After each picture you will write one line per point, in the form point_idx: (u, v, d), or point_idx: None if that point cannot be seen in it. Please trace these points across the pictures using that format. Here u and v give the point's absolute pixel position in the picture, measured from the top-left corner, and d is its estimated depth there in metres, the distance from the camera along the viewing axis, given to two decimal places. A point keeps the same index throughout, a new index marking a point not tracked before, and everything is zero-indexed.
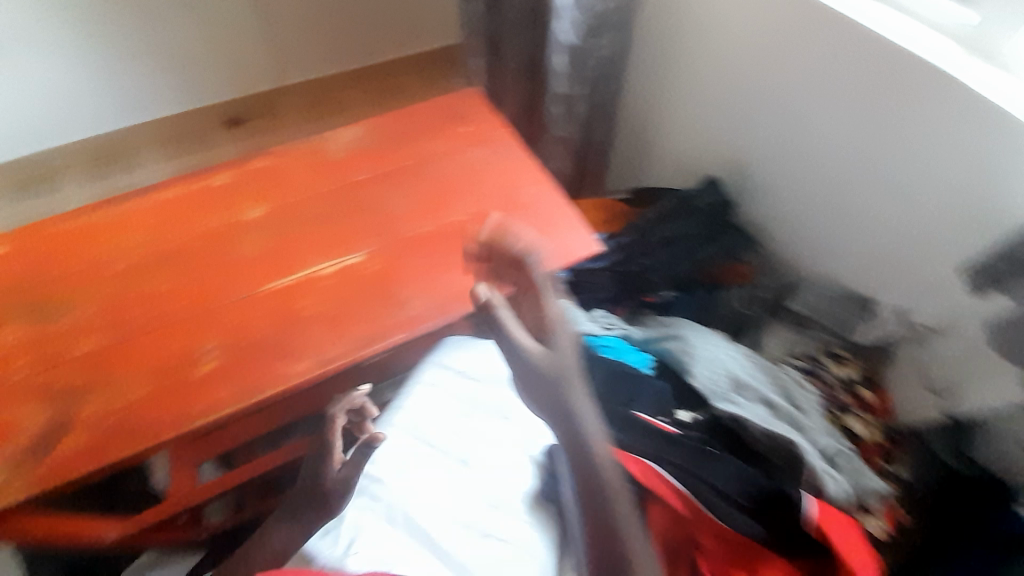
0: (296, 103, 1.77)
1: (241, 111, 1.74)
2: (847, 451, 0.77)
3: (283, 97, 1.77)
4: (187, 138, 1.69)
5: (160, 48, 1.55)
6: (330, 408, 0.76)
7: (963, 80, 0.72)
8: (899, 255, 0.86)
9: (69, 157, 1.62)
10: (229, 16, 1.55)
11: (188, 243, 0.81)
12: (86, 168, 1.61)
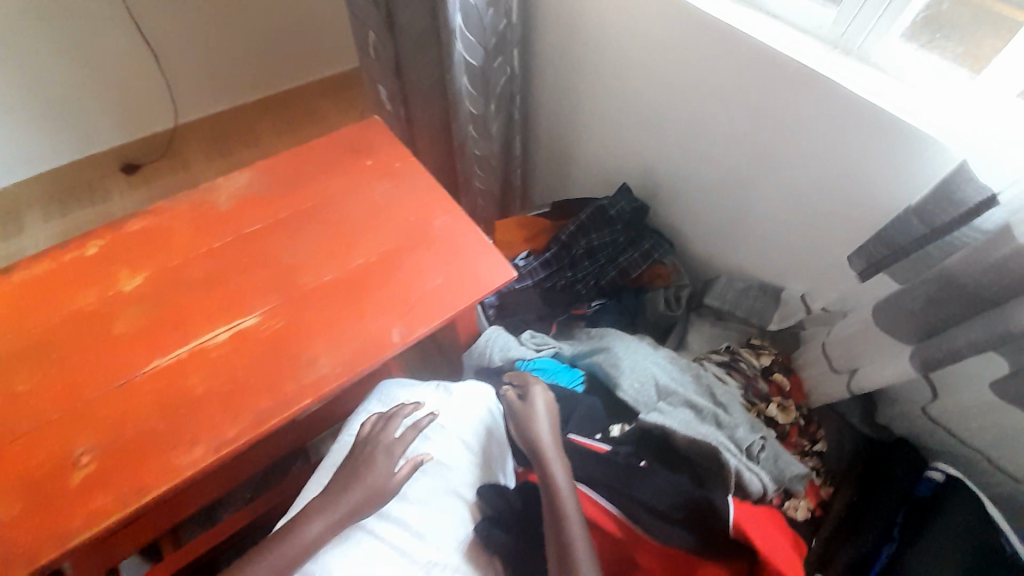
0: (202, 139, 2.04)
1: (140, 154, 1.97)
2: (765, 443, 0.77)
3: (190, 138, 2.02)
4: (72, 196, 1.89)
5: (51, 98, 1.71)
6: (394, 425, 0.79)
7: (827, 75, 0.73)
8: (798, 244, 0.90)
9: (28, 196, 1.85)
10: (118, 62, 1.76)
11: (54, 331, 0.76)
12: (47, 207, 1.85)
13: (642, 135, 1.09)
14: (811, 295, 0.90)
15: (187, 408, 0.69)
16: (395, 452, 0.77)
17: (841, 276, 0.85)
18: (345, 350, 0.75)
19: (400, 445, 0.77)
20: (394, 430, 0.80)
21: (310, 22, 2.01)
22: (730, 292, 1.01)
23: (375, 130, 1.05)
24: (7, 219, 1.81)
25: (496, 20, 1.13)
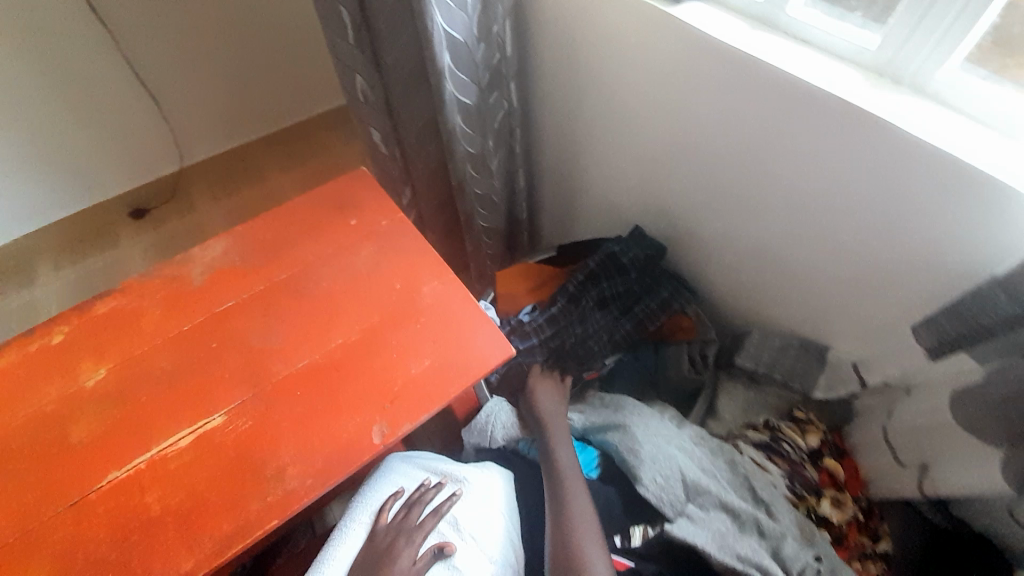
0: (207, 180, 2.01)
1: (145, 198, 1.96)
2: (821, 566, 0.63)
3: (195, 179, 2.01)
4: (82, 245, 1.88)
5: (57, 151, 1.72)
6: (419, 511, 0.79)
7: (878, 113, 0.61)
8: (846, 302, 0.76)
9: (41, 246, 1.86)
10: (116, 108, 1.73)
11: (16, 432, 0.71)
12: (59, 257, 1.85)
13: (656, 172, 0.98)
14: (864, 363, 0.76)
15: (146, 533, 0.62)
16: (417, 540, 0.75)
17: (902, 343, 0.71)
18: (317, 456, 0.66)
19: (423, 532, 0.76)
20: (416, 517, 0.78)
21: (308, 58, 1.97)
22: (766, 350, 0.87)
23: (361, 184, 0.97)
24: (20, 273, 1.83)
25: (489, 54, 1.04)
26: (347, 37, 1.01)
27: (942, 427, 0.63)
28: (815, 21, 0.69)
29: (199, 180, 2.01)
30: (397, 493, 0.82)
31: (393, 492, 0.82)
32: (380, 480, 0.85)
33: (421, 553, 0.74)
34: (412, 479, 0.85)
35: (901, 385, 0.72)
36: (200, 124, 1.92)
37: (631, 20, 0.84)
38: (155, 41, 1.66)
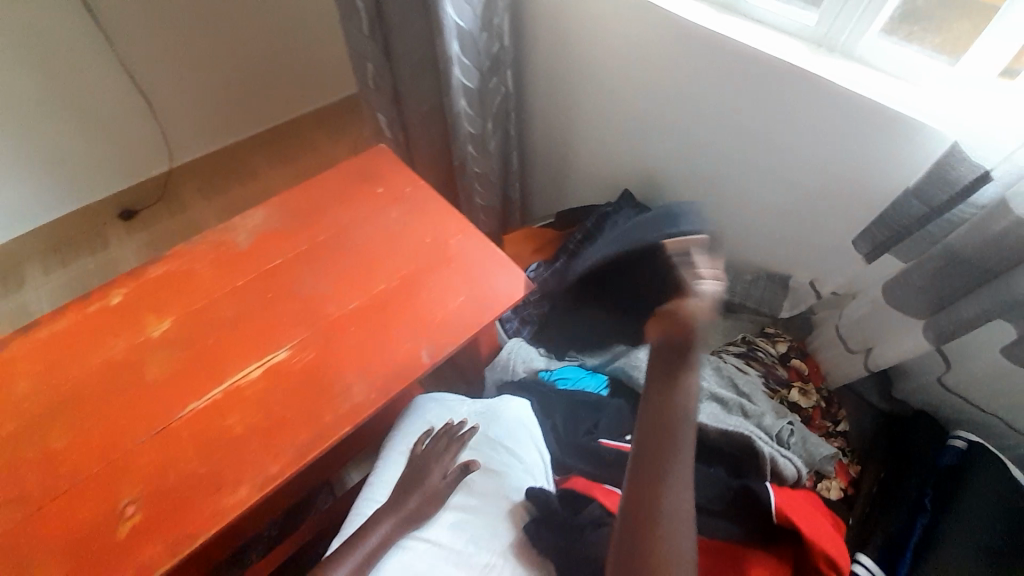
0: (195, 180, 2.01)
1: (136, 202, 1.94)
2: (793, 427, 0.80)
3: (184, 180, 1.99)
4: (72, 245, 1.84)
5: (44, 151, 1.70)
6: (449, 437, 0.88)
7: (816, 73, 0.78)
8: (799, 233, 0.94)
9: (28, 247, 1.81)
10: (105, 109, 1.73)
11: (92, 378, 0.78)
12: (46, 257, 1.81)
13: (638, 141, 1.13)
14: (819, 280, 0.94)
15: (231, 447, 0.71)
16: (446, 459, 0.86)
17: (846, 259, 0.88)
18: (377, 376, 0.77)
19: (450, 454, 0.86)
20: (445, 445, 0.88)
21: (299, 59, 2.03)
22: (739, 283, 1.02)
23: (382, 158, 1.08)
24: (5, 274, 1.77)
25: (489, 43, 1.17)
26: (362, 28, 1.13)
27: (878, 308, 0.80)
28: (766, 4, 0.86)
29: (189, 180, 1.99)
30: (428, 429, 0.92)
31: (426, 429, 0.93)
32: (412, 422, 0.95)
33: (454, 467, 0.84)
34: (441, 416, 0.95)
35: (848, 293, 0.90)
36: (188, 122, 1.92)
37: (614, 9, 0.99)
38: (150, 42, 1.69)
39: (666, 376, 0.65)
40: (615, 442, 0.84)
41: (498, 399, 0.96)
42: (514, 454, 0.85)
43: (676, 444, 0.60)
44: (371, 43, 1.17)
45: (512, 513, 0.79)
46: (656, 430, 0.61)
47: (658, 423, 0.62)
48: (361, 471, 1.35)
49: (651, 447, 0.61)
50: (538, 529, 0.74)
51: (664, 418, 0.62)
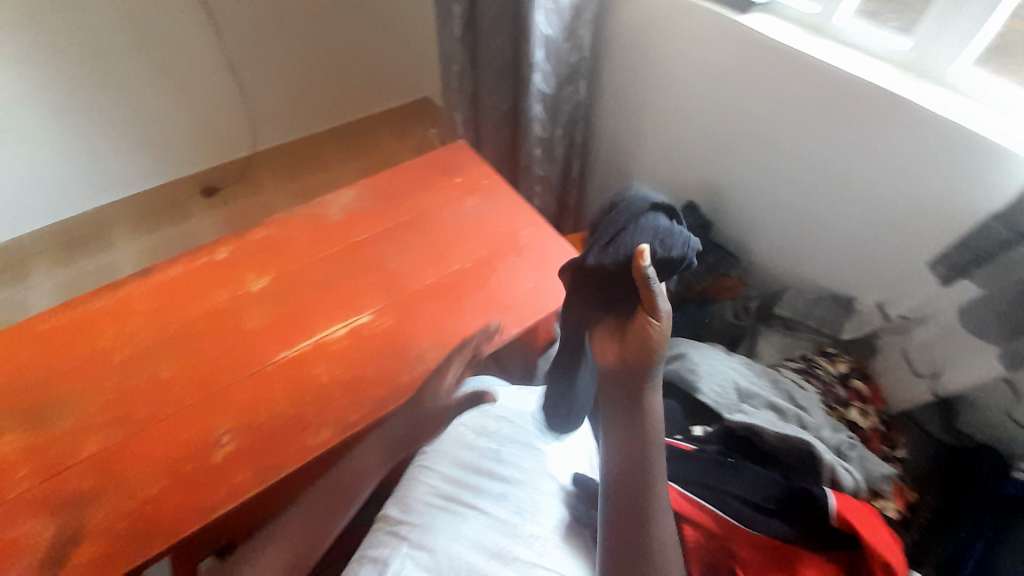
0: (274, 164, 2.02)
1: (216, 180, 1.95)
2: (852, 442, 0.81)
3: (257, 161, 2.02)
4: (158, 215, 1.86)
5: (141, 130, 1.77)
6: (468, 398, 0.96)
7: (903, 95, 0.81)
8: (867, 254, 0.95)
9: (120, 211, 1.84)
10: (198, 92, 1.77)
11: (197, 321, 0.87)
12: (135, 223, 1.82)
13: (707, 155, 1.16)
14: (888, 303, 0.94)
15: (317, 394, 0.79)
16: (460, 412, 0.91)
17: (916, 282, 0.89)
18: (450, 345, 0.84)
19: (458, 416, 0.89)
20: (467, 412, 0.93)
21: (385, 58, 2.07)
22: (801, 302, 1.04)
23: (461, 152, 1.16)
24: (92, 237, 1.78)
25: (571, 53, 1.23)
26: (456, 30, 1.26)
27: (951, 333, 0.83)
28: (857, 28, 0.89)
29: (267, 163, 2.02)
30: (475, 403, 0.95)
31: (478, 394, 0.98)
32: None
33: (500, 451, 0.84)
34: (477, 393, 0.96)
35: (918, 316, 0.89)
36: (269, 109, 1.95)
37: (701, 28, 1.04)
38: (251, 37, 1.75)
39: (632, 414, 0.65)
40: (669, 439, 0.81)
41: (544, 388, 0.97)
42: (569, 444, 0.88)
43: (648, 472, 0.62)
44: (461, 45, 1.29)
45: (559, 495, 0.80)
46: (625, 484, 0.62)
47: (631, 476, 0.62)
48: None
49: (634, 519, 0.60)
50: (589, 510, 0.79)
51: (633, 470, 0.62)
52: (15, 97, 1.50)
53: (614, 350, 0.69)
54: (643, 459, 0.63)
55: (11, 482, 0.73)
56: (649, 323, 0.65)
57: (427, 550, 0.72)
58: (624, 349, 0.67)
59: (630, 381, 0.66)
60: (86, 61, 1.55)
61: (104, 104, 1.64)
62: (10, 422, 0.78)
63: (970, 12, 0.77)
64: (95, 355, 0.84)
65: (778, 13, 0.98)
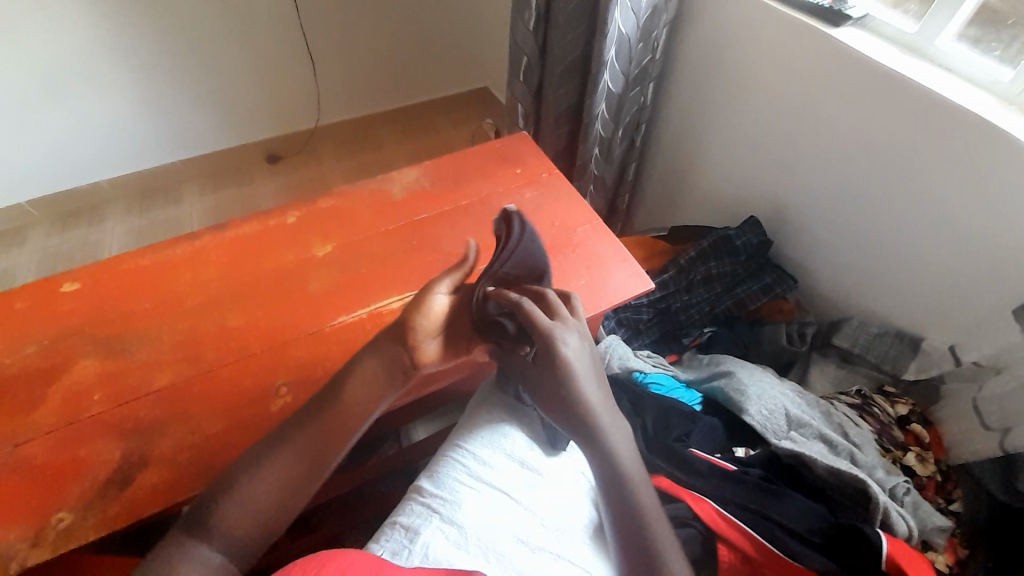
0: (331, 138, 2.09)
1: (280, 149, 2.03)
2: (908, 487, 0.77)
3: (317, 134, 2.08)
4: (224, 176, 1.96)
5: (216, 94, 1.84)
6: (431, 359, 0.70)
7: (1006, 129, 0.76)
8: (942, 294, 0.91)
9: (189, 169, 1.94)
10: (272, 63, 1.84)
11: (262, 278, 0.92)
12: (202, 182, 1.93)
13: (775, 171, 1.11)
14: (961, 347, 0.89)
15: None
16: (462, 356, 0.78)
17: (994, 331, 0.84)
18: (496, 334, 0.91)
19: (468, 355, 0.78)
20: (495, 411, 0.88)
21: (452, 45, 2.10)
22: (863, 335, 1.00)
23: (523, 144, 1.16)
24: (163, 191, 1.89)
25: (643, 54, 1.21)
26: (529, 23, 1.25)
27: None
28: (959, 53, 0.86)
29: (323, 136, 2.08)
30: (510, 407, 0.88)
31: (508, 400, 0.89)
32: (486, 391, 0.91)
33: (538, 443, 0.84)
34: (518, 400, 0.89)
35: (993, 365, 0.85)
36: (335, 85, 2.00)
37: (788, 40, 0.99)
38: (330, 15, 1.81)
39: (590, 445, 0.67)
40: (708, 456, 0.80)
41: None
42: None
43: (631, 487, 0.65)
44: (532, 38, 1.29)
45: (589, 497, 0.80)
46: (625, 520, 0.63)
47: (622, 511, 0.64)
48: (428, 430, 1.25)
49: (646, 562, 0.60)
50: None
51: (622, 501, 0.64)
52: (110, 54, 1.60)
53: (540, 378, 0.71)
54: (627, 489, 0.65)
55: (87, 405, 0.79)
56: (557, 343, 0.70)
57: (457, 527, 0.73)
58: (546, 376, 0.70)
59: (579, 413, 0.68)
60: (175, 26, 1.63)
61: (184, 66, 1.72)
62: (90, 350, 0.84)
63: None
64: (168, 299, 0.90)
65: (872, 28, 0.95)
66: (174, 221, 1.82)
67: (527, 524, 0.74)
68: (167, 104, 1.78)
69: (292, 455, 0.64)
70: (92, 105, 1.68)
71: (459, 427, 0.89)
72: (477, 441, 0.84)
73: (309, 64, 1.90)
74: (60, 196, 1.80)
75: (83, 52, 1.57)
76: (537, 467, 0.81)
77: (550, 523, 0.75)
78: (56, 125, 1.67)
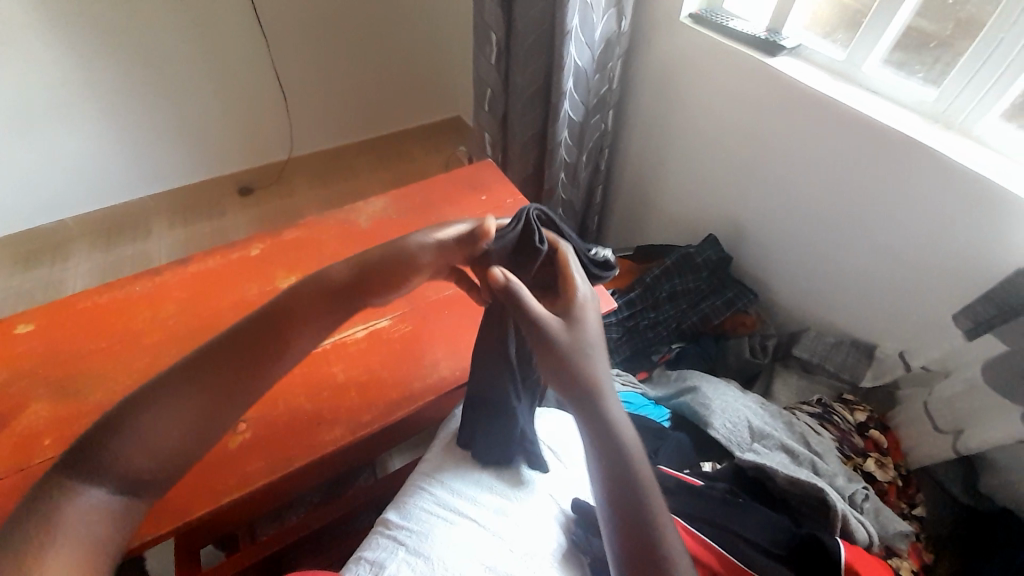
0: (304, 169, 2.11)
1: (252, 181, 2.04)
2: (868, 494, 0.79)
3: (290, 166, 2.10)
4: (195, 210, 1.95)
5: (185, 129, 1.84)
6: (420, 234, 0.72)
7: (932, 146, 0.82)
8: (889, 302, 0.95)
9: (159, 204, 1.92)
10: (243, 98, 1.86)
11: (226, 312, 0.92)
12: (173, 217, 1.91)
13: (729, 191, 1.17)
14: (909, 352, 0.93)
15: (335, 390, 0.85)
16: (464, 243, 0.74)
17: (939, 336, 0.89)
18: (461, 358, 0.91)
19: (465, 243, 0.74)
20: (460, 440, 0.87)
21: (423, 77, 2.16)
22: (820, 345, 1.03)
23: (488, 171, 1.19)
24: (132, 227, 1.87)
25: (600, 84, 1.27)
26: (491, 56, 1.30)
27: (975, 390, 0.81)
28: (884, 77, 0.93)
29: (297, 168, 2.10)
30: None
31: None
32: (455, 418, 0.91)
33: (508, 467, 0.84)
34: None
35: (941, 369, 0.88)
36: (307, 117, 2.03)
37: (731, 69, 1.06)
38: (301, 51, 1.85)
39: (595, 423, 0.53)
40: (675, 471, 0.81)
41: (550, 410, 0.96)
42: (570, 468, 0.86)
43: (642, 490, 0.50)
44: (495, 71, 1.34)
45: (558, 520, 0.79)
46: (635, 540, 0.48)
47: (633, 528, 0.49)
48: (404, 460, 1.22)
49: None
50: (588, 537, 0.77)
51: (632, 516, 0.49)
52: (77, 93, 1.60)
53: (542, 349, 0.57)
54: (637, 496, 0.50)
55: (36, 451, 0.75)
56: (578, 317, 0.60)
57: (424, 559, 0.72)
58: (557, 346, 0.56)
59: (588, 399, 0.54)
60: (144, 64, 1.65)
61: (153, 103, 1.73)
62: (40, 394, 0.81)
63: (990, 68, 0.82)
64: (126, 337, 0.88)
65: (805, 58, 1.03)
66: (142, 257, 1.78)
67: (496, 549, 0.73)
68: (135, 139, 1.77)
69: (190, 406, 0.52)
70: (56, 144, 1.66)
71: (430, 455, 0.88)
72: (446, 471, 0.83)
73: (280, 98, 1.92)
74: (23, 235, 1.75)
75: (48, 92, 1.57)
76: (506, 491, 0.80)
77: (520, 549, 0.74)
78: (19, 162, 1.64)
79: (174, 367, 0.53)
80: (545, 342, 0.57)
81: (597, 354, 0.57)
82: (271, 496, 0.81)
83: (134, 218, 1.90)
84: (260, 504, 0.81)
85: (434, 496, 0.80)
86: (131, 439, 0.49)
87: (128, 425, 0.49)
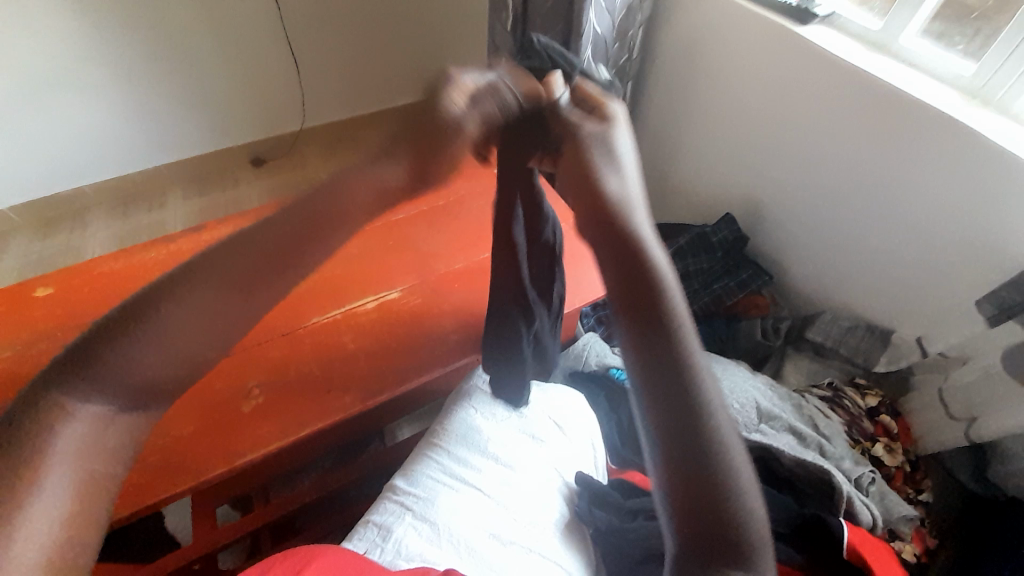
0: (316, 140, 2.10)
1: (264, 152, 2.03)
2: (875, 478, 0.79)
3: (301, 137, 2.08)
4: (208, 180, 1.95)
5: (197, 97, 1.82)
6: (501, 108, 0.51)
7: (970, 124, 0.77)
8: (910, 286, 0.93)
9: (173, 173, 1.92)
10: (254, 66, 1.83)
11: None
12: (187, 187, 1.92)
13: (748, 169, 1.13)
14: (927, 339, 0.91)
15: (345, 359, 0.86)
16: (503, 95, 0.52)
17: (959, 322, 0.87)
18: (469, 331, 0.91)
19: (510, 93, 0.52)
20: (465, 412, 0.87)
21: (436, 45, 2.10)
22: (835, 328, 1.02)
23: None
24: (147, 196, 1.88)
25: (620, 53, 1.21)
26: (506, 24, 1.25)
27: (992, 376, 0.79)
28: (922, 48, 0.88)
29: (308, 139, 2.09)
30: (483, 401, 0.88)
31: (477, 396, 0.89)
32: (465, 388, 0.91)
33: (513, 439, 0.84)
34: (486, 400, 0.89)
35: (958, 356, 0.86)
36: (319, 87, 2.00)
37: (759, 38, 1.01)
38: (312, 18, 1.80)
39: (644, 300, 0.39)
40: None
41: (556, 385, 0.95)
42: (574, 441, 0.86)
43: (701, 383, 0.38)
44: (510, 39, 1.29)
45: (562, 493, 0.80)
46: (676, 432, 0.37)
47: (679, 416, 0.37)
48: (413, 430, 1.25)
49: (703, 494, 0.37)
50: (592, 509, 0.78)
51: (679, 401, 0.37)
52: (89, 58, 1.59)
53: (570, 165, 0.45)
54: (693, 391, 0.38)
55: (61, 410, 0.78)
56: (609, 129, 0.46)
57: (429, 524, 0.74)
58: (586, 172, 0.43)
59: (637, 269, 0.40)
60: (155, 29, 1.62)
61: (164, 69, 1.71)
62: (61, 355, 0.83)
63: None
64: None
65: (838, 26, 0.97)
66: (157, 226, 1.80)
67: (501, 517, 0.75)
68: (147, 106, 1.76)
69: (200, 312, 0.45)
70: (69, 111, 1.66)
71: (436, 424, 0.89)
72: (452, 439, 0.84)
73: (291, 65, 1.88)
74: (42, 202, 1.77)
75: (61, 56, 1.55)
76: (511, 462, 0.81)
77: (523, 518, 0.75)
78: (35, 129, 1.64)
79: (169, 285, 0.45)
80: (577, 161, 0.45)
81: (631, 175, 0.44)
82: (285, 459, 0.84)
83: (148, 188, 1.91)
84: (273, 466, 0.83)
85: (440, 466, 0.81)
86: (144, 357, 0.44)
87: (122, 349, 0.44)
